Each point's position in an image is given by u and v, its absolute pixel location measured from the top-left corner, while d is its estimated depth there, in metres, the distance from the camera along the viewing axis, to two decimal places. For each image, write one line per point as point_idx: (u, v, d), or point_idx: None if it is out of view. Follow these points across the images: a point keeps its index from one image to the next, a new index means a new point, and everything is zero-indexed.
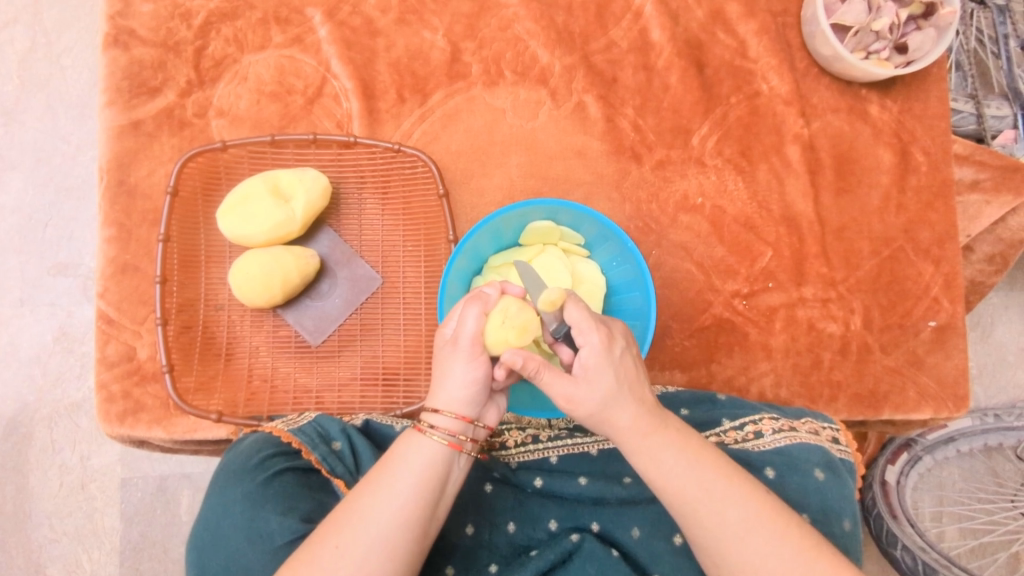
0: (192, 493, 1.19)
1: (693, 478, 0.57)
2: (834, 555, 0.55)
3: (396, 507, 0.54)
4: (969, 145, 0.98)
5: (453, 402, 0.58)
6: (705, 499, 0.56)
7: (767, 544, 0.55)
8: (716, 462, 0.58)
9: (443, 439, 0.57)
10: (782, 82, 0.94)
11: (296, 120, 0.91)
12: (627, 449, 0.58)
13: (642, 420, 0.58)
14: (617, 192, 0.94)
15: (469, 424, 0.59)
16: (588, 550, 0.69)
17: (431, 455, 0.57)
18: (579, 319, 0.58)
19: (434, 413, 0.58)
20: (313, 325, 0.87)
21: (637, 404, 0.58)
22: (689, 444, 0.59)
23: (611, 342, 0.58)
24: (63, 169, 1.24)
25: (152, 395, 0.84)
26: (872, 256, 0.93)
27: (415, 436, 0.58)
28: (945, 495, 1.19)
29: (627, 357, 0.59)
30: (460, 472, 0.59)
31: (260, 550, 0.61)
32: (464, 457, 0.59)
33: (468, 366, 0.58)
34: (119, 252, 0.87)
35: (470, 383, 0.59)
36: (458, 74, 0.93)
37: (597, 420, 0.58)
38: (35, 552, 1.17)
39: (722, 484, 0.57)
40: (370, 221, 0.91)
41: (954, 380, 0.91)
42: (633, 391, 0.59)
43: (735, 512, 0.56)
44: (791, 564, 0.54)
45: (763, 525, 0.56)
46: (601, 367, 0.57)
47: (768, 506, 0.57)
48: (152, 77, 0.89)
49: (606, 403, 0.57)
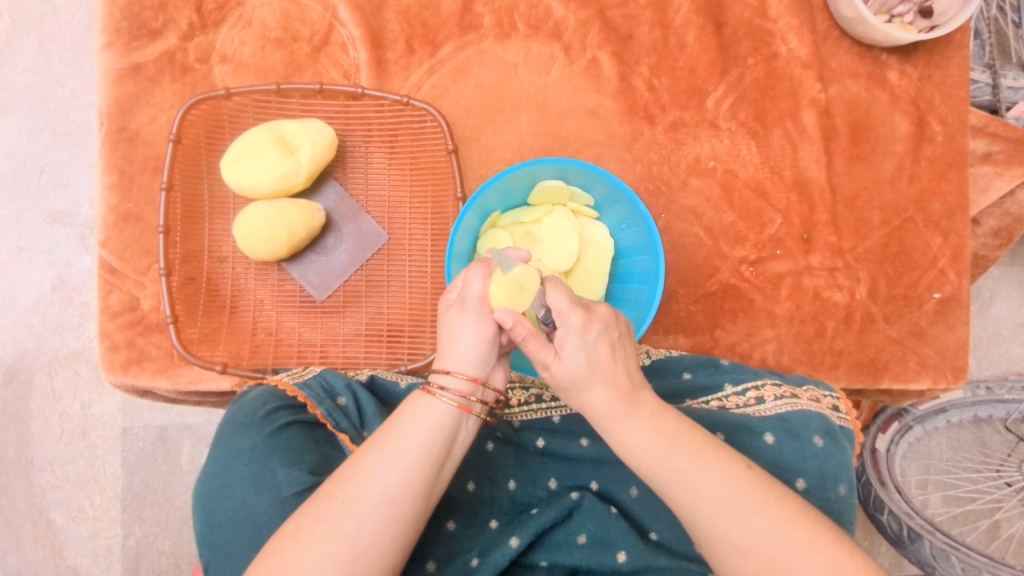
0: (193, 444, 1.20)
1: (665, 458, 0.56)
2: (813, 523, 0.55)
3: (403, 468, 0.54)
4: (985, 115, 0.97)
5: (463, 362, 0.58)
6: (678, 478, 0.56)
7: (745, 519, 0.55)
8: (693, 441, 0.57)
9: (452, 400, 0.57)
10: (801, 44, 0.92)
11: (301, 68, 0.89)
12: (601, 426, 0.58)
13: (614, 402, 0.57)
14: (627, 154, 0.92)
15: (478, 386, 0.59)
16: (587, 508, 0.70)
17: (440, 418, 0.57)
18: (558, 304, 0.56)
19: (444, 374, 0.58)
20: (318, 280, 0.86)
21: (609, 387, 0.57)
22: (665, 424, 0.58)
23: (587, 324, 0.56)
24: (58, 115, 1.21)
25: (157, 345, 0.84)
26: (881, 227, 0.92)
27: (424, 398, 0.58)
28: (932, 464, 1.21)
29: (604, 339, 0.57)
30: (467, 435, 0.60)
31: (268, 501, 0.62)
32: (473, 418, 0.60)
33: (476, 325, 0.58)
34: (120, 201, 0.85)
35: (479, 344, 0.58)
36: (469, 25, 0.90)
37: (570, 395, 0.58)
38: (38, 496, 1.18)
39: (699, 461, 0.56)
40: (376, 175, 0.89)
41: (953, 352, 0.91)
42: (606, 372, 0.57)
43: (709, 490, 0.55)
44: (765, 537, 0.54)
45: (740, 501, 0.55)
46: (572, 350, 0.56)
47: (747, 480, 0.56)
48: (152, 19, 0.86)
49: (577, 380, 0.57)
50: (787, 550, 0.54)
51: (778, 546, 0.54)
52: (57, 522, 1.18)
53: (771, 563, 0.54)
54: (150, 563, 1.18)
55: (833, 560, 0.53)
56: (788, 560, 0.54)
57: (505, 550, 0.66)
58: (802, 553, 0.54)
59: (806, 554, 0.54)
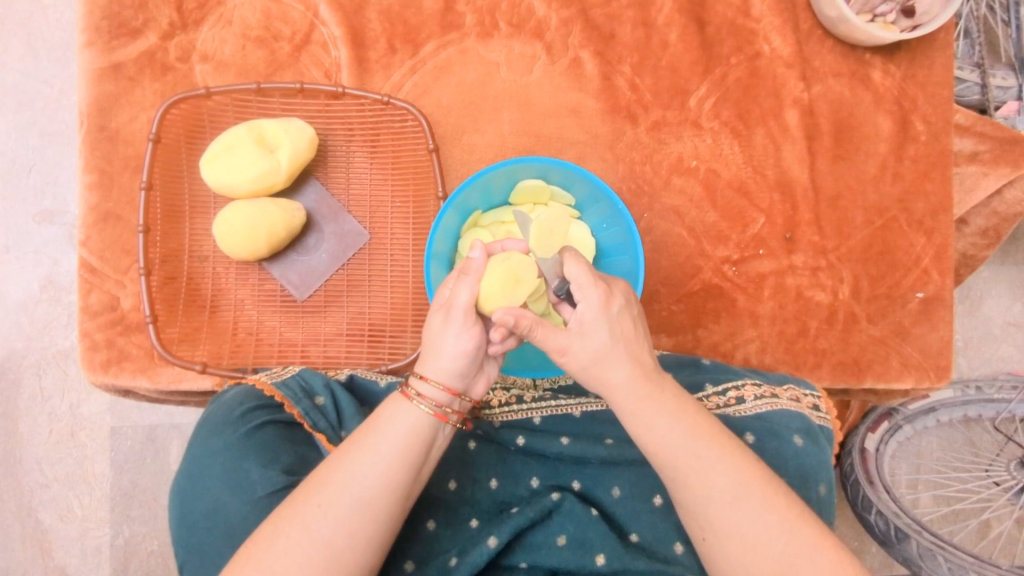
0: (182, 443, 1.20)
1: (685, 444, 0.56)
2: (818, 523, 0.55)
3: (380, 472, 0.54)
4: (970, 115, 0.97)
5: (442, 372, 0.58)
6: (695, 466, 0.56)
7: (754, 511, 0.54)
8: (710, 431, 0.57)
9: (429, 409, 0.57)
10: (784, 44, 0.92)
11: (282, 67, 0.89)
12: (623, 408, 0.57)
13: (638, 380, 0.57)
14: (610, 153, 0.92)
15: (455, 397, 0.58)
16: (567, 509, 0.70)
17: (415, 422, 0.57)
18: (578, 274, 0.58)
19: (421, 380, 0.57)
20: (299, 280, 0.86)
21: (633, 363, 0.57)
22: (685, 410, 0.58)
23: (609, 298, 0.57)
24: (46, 115, 1.21)
25: (137, 344, 0.83)
26: (864, 226, 0.92)
27: (400, 402, 0.57)
28: (923, 463, 1.21)
29: (626, 314, 0.58)
30: (445, 440, 0.60)
31: (242, 500, 0.62)
32: (448, 427, 0.60)
33: (458, 337, 0.57)
34: (100, 200, 0.85)
35: (462, 355, 0.58)
36: (451, 24, 0.90)
37: (592, 378, 0.58)
38: (27, 496, 1.18)
39: (716, 451, 0.56)
40: (358, 174, 0.89)
41: (936, 351, 0.91)
42: (629, 348, 0.58)
43: (724, 479, 0.55)
44: (774, 532, 0.54)
45: (752, 493, 0.55)
46: (596, 323, 0.56)
47: (760, 475, 0.56)
48: (132, 18, 0.86)
49: (602, 356, 0.57)
50: (794, 549, 0.53)
51: (785, 543, 0.53)
52: (46, 522, 1.18)
53: (777, 560, 0.53)
54: (139, 562, 1.18)
55: (839, 561, 0.53)
56: (795, 557, 0.53)
57: (483, 550, 0.66)
58: (806, 551, 0.53)
59: (813, 553, 0.53)
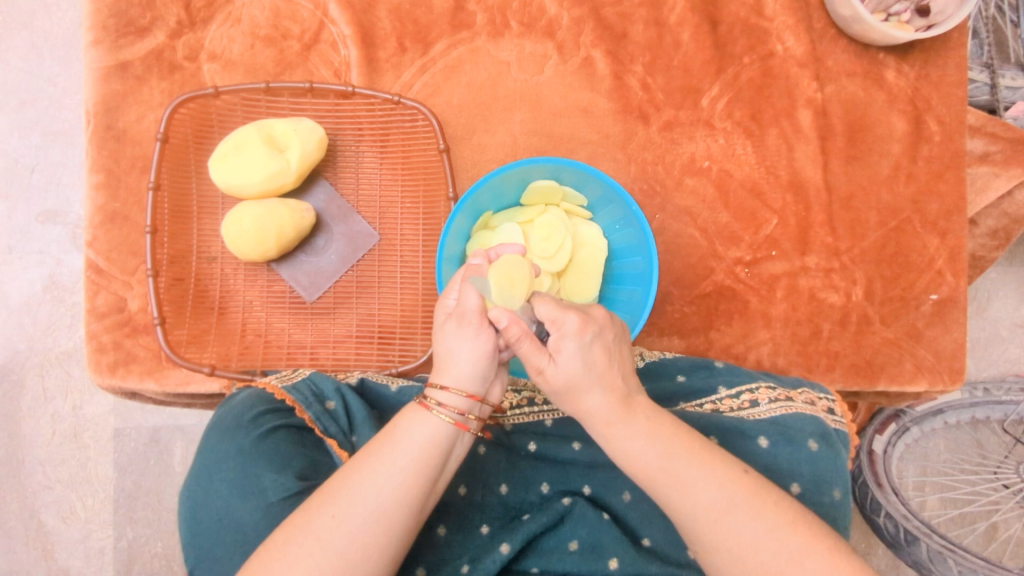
0: (186, 445, 1.19)
1: (664, 465, 0.55)
2: (813, 530, 0.53)
3: (396, 483, 0.53)
4: (983, 115, 0.96)
5: (462, 378, 0.57)
6: (674, 484, 0.54)
7: (742, 524, 0.52)
8: (690, 447, 0.56)
9: (450, 417, 0.56)
10: (797, 43, 0.91)
11: (291, 66, 0.88)
12: (597, 431, 0.56)
13: (611, 406, 0.56)
14: (621, 153, 0.91)
15: (476, 402, 0.58)
16: (579, 514, 0.69)
17: (436, 433, 0.56)
18: (549, 312, 0.55)
19: (441, 389, 0.57)
20: (309, 281, 0.85)
21: (606, 390, 0.56)
22: (662, 429, 0.56)
23: (583, 327, 0.55)
24: (49, 114, 1.20)
25: (144, 346, 0.83)
26: (878, 227, 0.91)
27: (420, 412, 0.57)
28: (930, 465, 1.20)
29: (601, 341, 0.56)
30: (462, 449, 0.59)
31: (255, 506, 0.61)
32: (468, 434, 0.59)
33: (475, 341, 0.56)
34: (108, 200, 0.84)
35: (479, 360, 0.57)
36: (462, 23, 0.89)
37: (567, 400, 0.56)
38: (29, 497, 1.17)
39: (696, 468, 0.54)
40: (367, 175, 0.88)
41: (950, 353, 0.90)
42: (603, 375, 0.56)
43: (707, 494, 0.53)
44: (765, 541, 0.52)
45: (738, 505, 0.53)
46: (569, 353, 0.54)
47: (745, 485, 0.54)
48: (140, 16, 0.85)
49: (574, 384, 0.55)
50: (785, 559, 0.51)
51: (777, 553, 0.51)
52: (49, 523, 1.17)
53: (769, 570, 0.51)
54: (142, 565, 1.17)
55: (832, 569, 0.51)
56: (785, 567, 0.51)
57: (496, 556, 0.65)
58: (800, 558, 0.51)
59: (803, 562, 0.51)
